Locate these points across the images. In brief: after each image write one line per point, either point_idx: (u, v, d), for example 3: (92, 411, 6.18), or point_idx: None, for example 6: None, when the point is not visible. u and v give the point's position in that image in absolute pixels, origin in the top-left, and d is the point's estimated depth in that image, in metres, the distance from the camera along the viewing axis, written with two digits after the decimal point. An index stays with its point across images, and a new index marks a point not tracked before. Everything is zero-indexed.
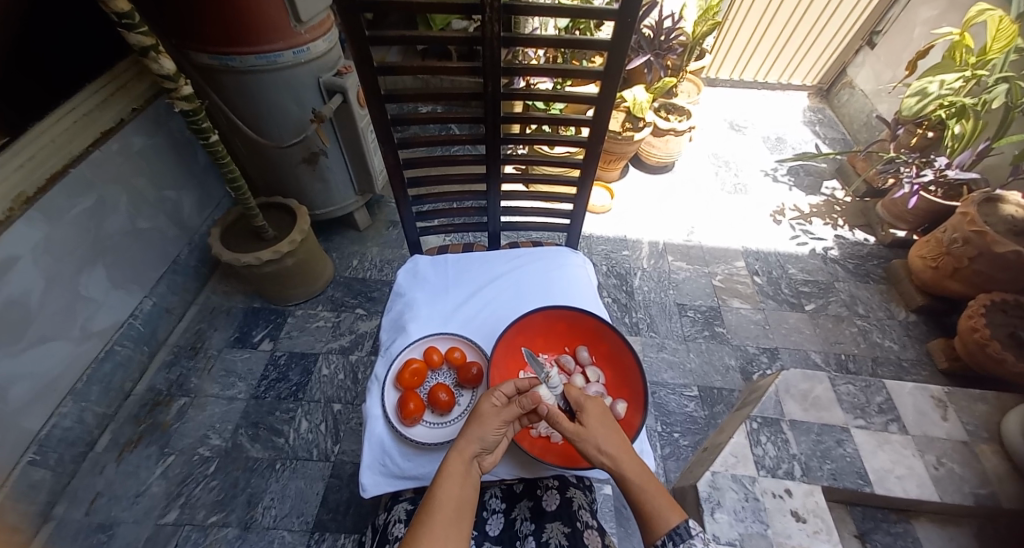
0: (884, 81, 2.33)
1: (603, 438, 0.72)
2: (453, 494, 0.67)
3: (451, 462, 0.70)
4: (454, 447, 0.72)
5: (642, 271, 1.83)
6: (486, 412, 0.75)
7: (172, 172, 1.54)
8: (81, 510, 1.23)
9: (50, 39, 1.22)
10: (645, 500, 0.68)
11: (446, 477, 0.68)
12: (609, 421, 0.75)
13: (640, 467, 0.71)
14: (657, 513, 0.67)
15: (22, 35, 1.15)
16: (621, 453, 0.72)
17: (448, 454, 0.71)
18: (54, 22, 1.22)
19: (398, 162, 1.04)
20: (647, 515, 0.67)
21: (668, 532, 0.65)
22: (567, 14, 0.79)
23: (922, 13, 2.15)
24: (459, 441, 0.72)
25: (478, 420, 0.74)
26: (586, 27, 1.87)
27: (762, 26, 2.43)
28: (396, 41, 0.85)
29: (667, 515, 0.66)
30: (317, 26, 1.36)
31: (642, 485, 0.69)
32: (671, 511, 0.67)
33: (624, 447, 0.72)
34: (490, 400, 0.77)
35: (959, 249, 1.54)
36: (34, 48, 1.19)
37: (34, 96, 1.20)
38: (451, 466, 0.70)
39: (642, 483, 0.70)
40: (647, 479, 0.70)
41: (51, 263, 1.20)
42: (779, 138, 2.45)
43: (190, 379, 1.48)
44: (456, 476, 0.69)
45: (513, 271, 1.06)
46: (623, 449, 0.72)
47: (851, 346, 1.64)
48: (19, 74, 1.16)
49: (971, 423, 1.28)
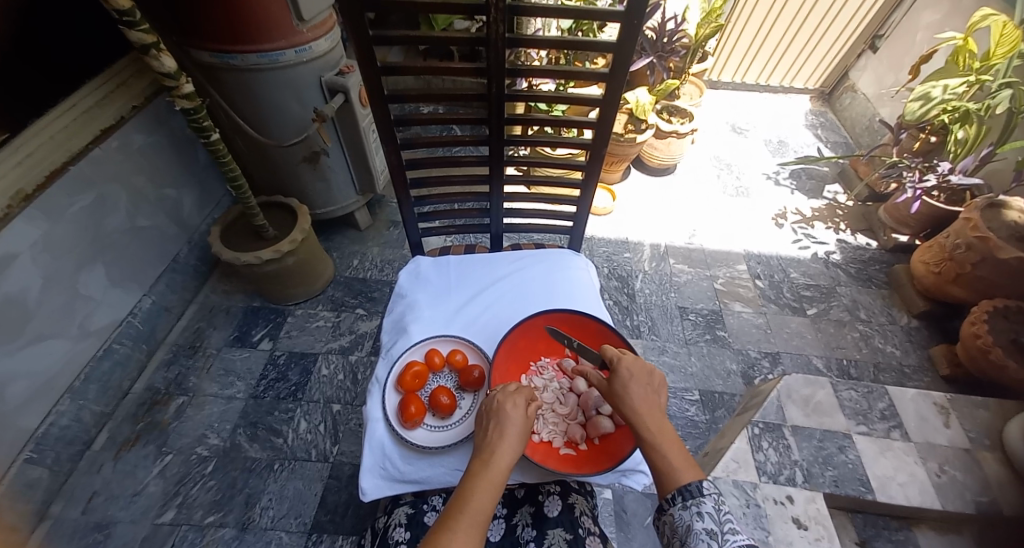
0: (887, 85, 2.33)
1: (629, 395, 0.72)
2: (487, 497, 0.64)
3: (487, 471, 0.66)
4: (490, 454, 0.69)
5: (643, 274, 1.82)
6: (514, 415, 0.73)
7: (173, 170, 1.54)
8: (77, 510, 1.22)
9: (53, 28, 1.21)
10: (659, 456, 0.67)
11: (480, 486, 0.65)
12: (641, 381, 0.74)
13: (661, 424, 0.70)
14: (673, 466, 0.65)
15: (23, 31, 1.14)
16: (644, 411, 0.71)
17: (494, 451, 0.69)
18: (59, 15, 1.21)
19: (400, 162, 1.03)
20: (660, 470, 0.66)
21: (678, 487, 0.63)
22: (570, 14, 0.79)
23: (925, 17, 2.15)
24: (496, 448, 0.69)
25: (509, 425, 0.71)
26: (589, 28, 1.86)
27: (765, 28, 2.42)
28: (398, 41, 0.84)
29: (679, 473, 0.65)
30: (319, 25, 1.35)
31: (658, 444, 0.68)
32: (687, 469, 0.65)
33: (649, 409, 0.71)
34: (513, 402, 0.74)
35: (962, 254, 1.53)
36: (35, 37, 1.17)
37: (34, 83, 1.19)
38: (485, 476, 0.66)
39: (662, 440, 0.68)
40: (666, 440, 0.69)
41: (49, 260, 1.19)
42: (781, 141, 2.45)
43: (188, 377, 1.47)
44: (489, 488, 0.65)
45: (516, 273, 1.05)
46: (648, 410, 0.71)
47: (852, 351, 1.63)
48: (19, 61, 1.14)
49: (972, 430, 1.28)
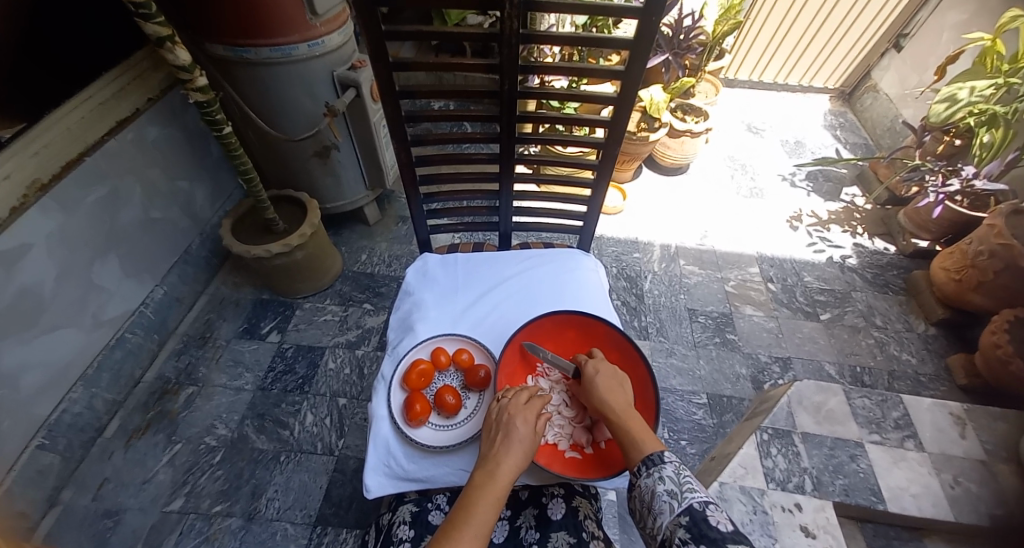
0: (910, 86, 2.27)
1: (597, 384, 0.77)
2: (491, 508, 0.64)
3: (494, 479, 0.67)
4: (498, 460, 0.69)
5: (653, 274, 1.80)
6: (520, 420, 0.73)
7: (186, 162, 1.54)
8: (88, 496, 1.24)
9: (63, 29, 1.21)
10: (626, 435, 0.71)
11: (488, 492, 0.65)
12: (610, 374, 0.79)
13: (628, 409, 0.75)
14: (639, 441, 0.70)
15: (32, 33, 1.14)
16: (612, 398, 0.76)
17: (500, 462, 0.68)
18: (65, 14, 1.21)
19: (410, 159, 1.02)
20: (627, 449, 0.70)
21: (642, 459, 0.68)
22: (588, 11, 0.77)
23: (953, 15, 2.08)
24: (505, 455, 0.69)
25: (518, 433, 0.71)
26: (604, 24, 1.84)
27: (785, 26, 2.37)
28: (411, 36, 0.83)
29: (644, 446, 0.69)
30: (332, 19, 1.34)
31: (626, 424, 0.72)
32: (650, 443, 0.70)
33: (617, 395, 0.76)
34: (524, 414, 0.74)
35: (984, 262, 1.49)
36: (44, 37, 1.17)
37: (48, 86, 1.19)
38: (493, 483, 0.66)
39: (629, 420, 0.73)
40: (632, 419, 0.73)
41: (64, 249, 1.21)
42: (798, 141, 2.40)
43: (198, 368, 1.49)
44: (497, 494, 0.65)
45: (524, 272, 1.04)
46: (615, 396, 0.76)
47: (866, 358, 1.60)
48: (28, 62, 1.14)
49: (989, 442, 1.25)
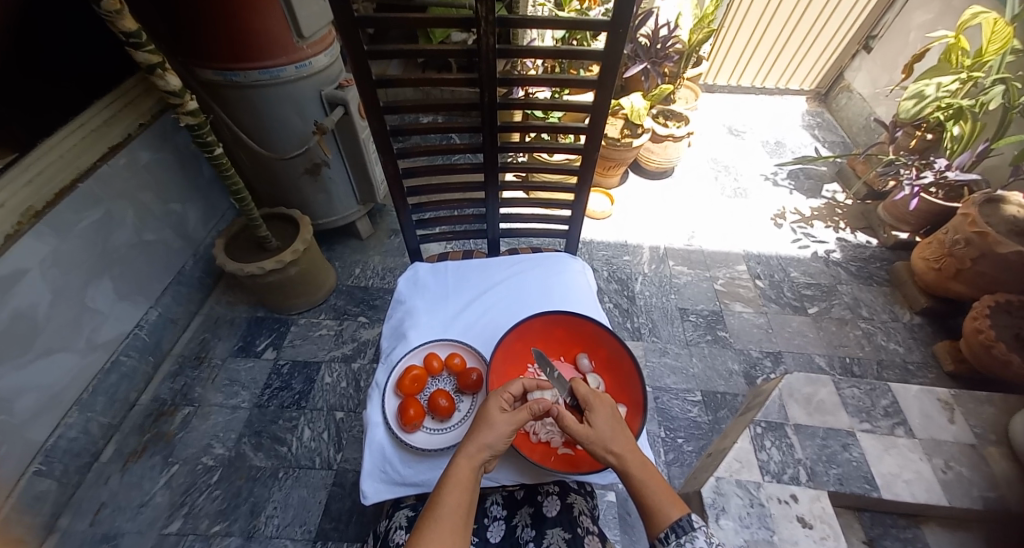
0: (881, 85, 2.34)
1: (606, 435, 0.72)
2: (460, 501, 0.66)
3: (457, 469, 0.68)
4: (462, 449, 0.70)
5: (642, 276, 1.83)
6: (492, 413, 0.74)
7: (178, 185, 1.57)
8: (85, 521, 1.23)
9: (54, 38, 1.24)
10: (646, 497, 0.68)
11: (453, 483, 0.67)
12: (617, 418, 0.75)
13: (642, 461, 0.71)
14: (659, 504, 0.67)
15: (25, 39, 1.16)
16: (627, 453, 0.71)
17: (455, 459, 0.69)
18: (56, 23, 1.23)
19: (397, 171, 1.05)
20: (650, 512, 0.67)
21: (669, 525, 0.65)
22: (561, 25, 0.81)
23: (918, 17, 2.16)
24: (467, 445, 0.70)
25: (487, 425, 0.72)
26: (583, 37, 1.89)
27: (758, 32, 2.45)
28: (394, 54, 0.86)
29: (668, 509, 0.67)
30: (319, 40, 1.39)
31: (645, 482, 0.69)
32: (672, 505, 0.67)
33: (630, 446, 0.72)
34: (498, 403, 0.75)
35: (961, 250, 1.53)
36: (36, 46, 1.20)
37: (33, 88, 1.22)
38: (457, 473, 0.68)
39: (645, 477, 0.69)
40: (650, 476, 0.70)
41: (58, 275, 1.22)
42: (778, 142, 2.46)
43: (193, 388, 1.49)
44: (461, 483, 0.67)
45: (513, 277, 1.07)
46: (629, 448, 0.71)
47: (854, 349, 1.63)
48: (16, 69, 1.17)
49: (977, 426, 1.27)
